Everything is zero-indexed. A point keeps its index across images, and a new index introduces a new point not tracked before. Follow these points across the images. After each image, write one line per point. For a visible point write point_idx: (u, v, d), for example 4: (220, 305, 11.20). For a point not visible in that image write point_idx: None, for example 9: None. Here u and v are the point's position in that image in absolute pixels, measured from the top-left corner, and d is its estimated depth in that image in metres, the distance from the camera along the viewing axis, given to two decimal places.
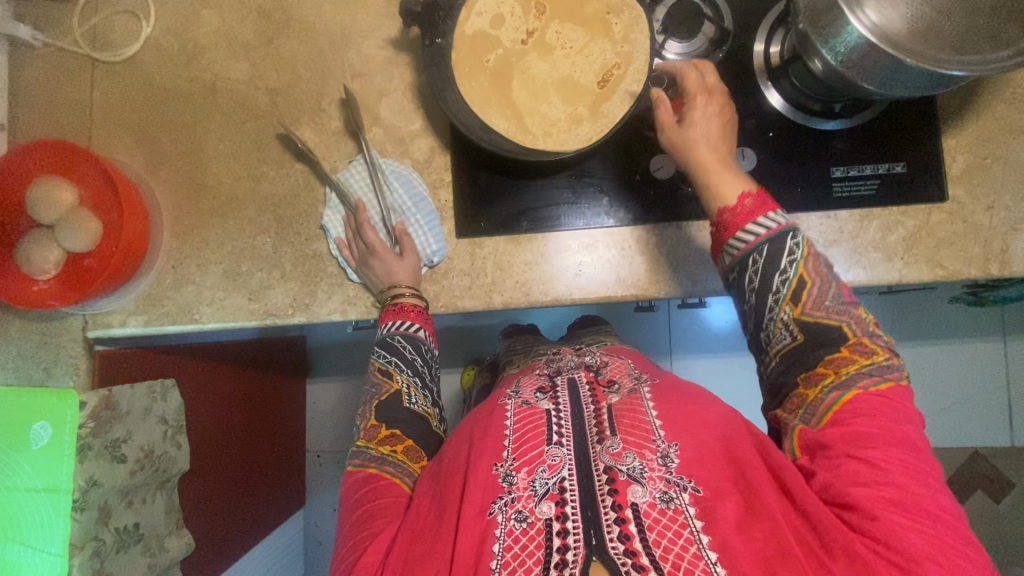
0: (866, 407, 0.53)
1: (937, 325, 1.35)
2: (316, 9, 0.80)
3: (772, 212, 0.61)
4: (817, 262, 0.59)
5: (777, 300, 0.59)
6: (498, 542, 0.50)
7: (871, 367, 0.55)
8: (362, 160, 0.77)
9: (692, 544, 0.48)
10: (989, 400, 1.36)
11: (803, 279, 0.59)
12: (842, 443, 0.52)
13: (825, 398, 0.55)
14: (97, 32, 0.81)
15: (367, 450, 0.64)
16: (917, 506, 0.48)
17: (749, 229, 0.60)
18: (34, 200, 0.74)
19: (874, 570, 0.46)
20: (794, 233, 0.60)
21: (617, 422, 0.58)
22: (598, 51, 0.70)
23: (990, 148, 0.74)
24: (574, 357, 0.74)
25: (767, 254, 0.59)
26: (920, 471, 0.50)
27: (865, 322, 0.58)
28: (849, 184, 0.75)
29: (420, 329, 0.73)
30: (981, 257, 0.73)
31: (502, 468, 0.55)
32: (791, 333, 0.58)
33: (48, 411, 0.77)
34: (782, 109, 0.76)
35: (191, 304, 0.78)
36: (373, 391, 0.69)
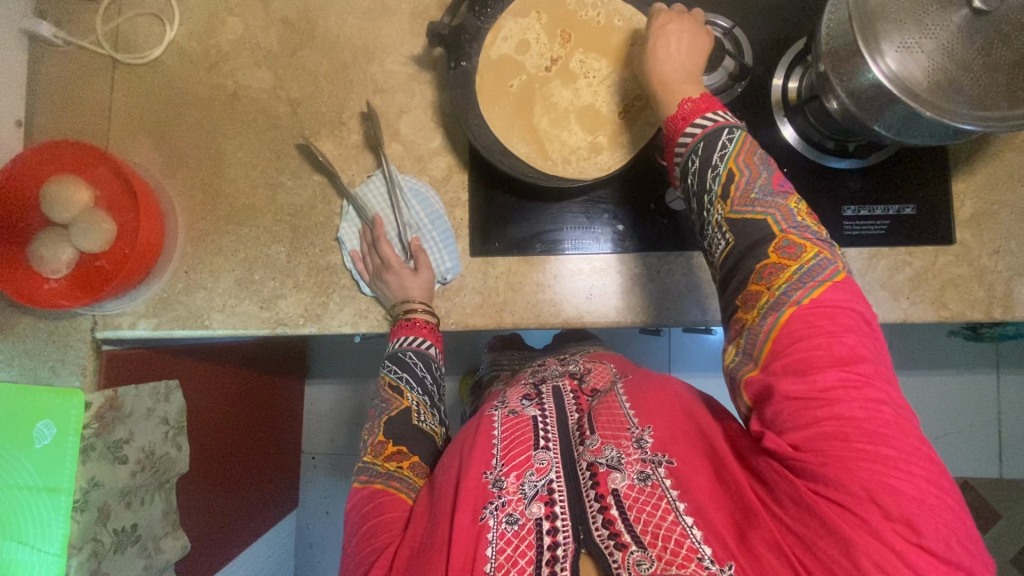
0: (802, 322, 0.50)
1: (933, 356, 1.37)
2: (342, 23, 0.80)
3: (719, 110, 0.60)
4: (750, 155, 0.56)
5: (710, 200, 0.57)
6: (492, 545, 0.49)
7: (802, 270, 0.52)
8: (381, 175, 0.78)
9: (670, 513, 0.49)
10: (981, 432, 1.38)
11: (735, 172, 0.56)
12: (778, 372, 0.49)
13: (763, 318, 0.51)
14: (120, 32, 0.81)
15: (372, 466, 0.62)
16: (859, 434, 0.45)
17: (688, 131, 0.59)
18: (49, 198, 0.74)
19: (819, 513, 0.44)
20: (730, 129, 0.58)
21: (594, 420, 0.59)
22: (621, 82, 0.71)
23: (997, 195, 0.76)
24: (559, 366, 0.74)
25: (700, 155, 0.58)
26: (862, 395, 0.47)
27: (795, 217, 0.54)
28: (860, 223, 0.76)
29: (431, 346, 0.73)
30: (984, 300, 0.74)
31: (491, 474, 0.54)
32: (724, 234, 0.56)
33: (50, 410, 0.77)
34: (795, 143, 0.77)
35: (203, 309, 0.78)
36: (382, 406, 0.68)
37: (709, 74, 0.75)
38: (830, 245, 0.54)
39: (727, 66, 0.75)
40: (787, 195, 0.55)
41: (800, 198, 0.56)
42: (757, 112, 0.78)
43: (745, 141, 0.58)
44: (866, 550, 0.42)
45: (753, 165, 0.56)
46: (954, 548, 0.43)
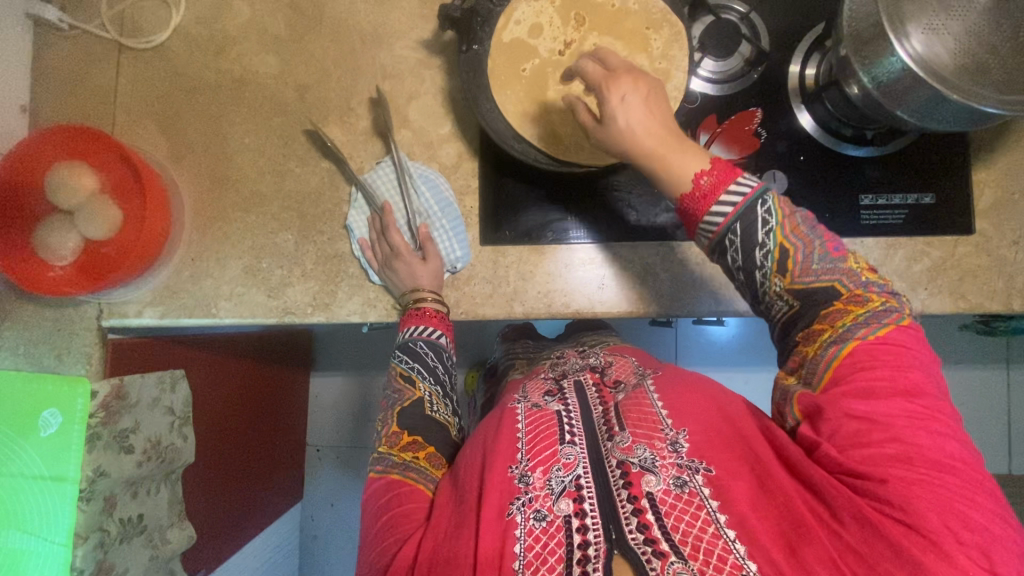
0: (867, 357, 0.50)
1: (943, 351, 1.36)
2: (351, 7, 0.79)
3: (739, 178, 0.54)
4: (794, 223, 0.54)
5: (764, 274, 0.54)
6: (519, 542, 0.48)
7: (868, 313, 0.51)
8: (390, 161, 0.77)
9: (710, 525, 0.47)
10: (991, 428, 1.37)
11: (787, 245, 0.53)
12: (839, 396, 0.49)
13: (826, 356, 0.51)
14: (126, 16, 0.80)
15: (388, 457, 0.61)
16: (923, 457, 0.45)
17: (715, 211, 0.54)
18: (55, 185, 0.74)
19: (886, 533, 0.43)
20: (766, 196, 0.54)
21: (624, 417, 0.57)
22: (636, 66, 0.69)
23: (1018, 184, 0.74)
24: (578, 359, 0.73)
25: (741, 232, 0.53)
26: (924, 420, 0.47)
27: (857, 270, 0.54)
28: (877, 212, 0.75)
29: (442, 335, 0.72)
30: (1004, 291, 0.73)
31: (517, 469, 0.53)
32: (786, 301, 0.54)
33: (55, 399, 0.76)
34: (812, 131, 0.75)
35: (209, 298, 0.77)
36: (395, 397, 0.67)
37: (724, 60, 0.75)
38: (896, 294, 0.54)
39: (744, 52, 0.75)
40: (846, 259, 0.53)
41: (853, 252, 0.55)
42: (774, 98, 0.76)
43: (784, 205, 0.54)
44: (935, 573, 0.41)
45: (801, 230, 0.53)
46: None
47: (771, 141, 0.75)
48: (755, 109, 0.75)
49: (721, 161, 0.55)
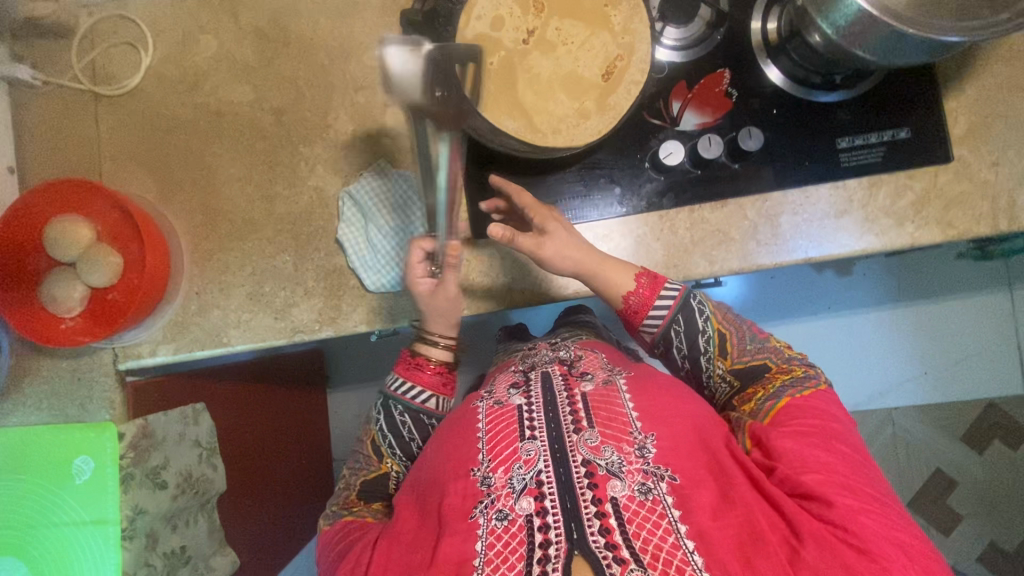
0: (800, 407, 0.62)
1: (942, 283, 1.37)
2: (314, 26, 0.80)
3: (664, 286, 0.70)
4: (725, 316, 0.72)
5: (709, 357, 0.70)
6: (481, 540, 0.53)
7: (792, 379, 0.66)
8: (375, 171, 0.78)
9: (671, 534, 0.51)
10: (1000, 351, 1.38)
11: (721, 331, 0.70)
12: (786, 433, 0.59)
13: (762, 409, 0.64)
14: (97, 66, 0.81)
15: (338, 511, 0.71)
16: (859, 486, 0.55)
17: (655, 309, 0.70)
18: (53, 240, 0.75)
19: (837, 551, 0.51)
20: (696, 296, 0.71)
21: (594, 415, 0.60)
22: (600, 44, 0.71)
23: (991, 107, 0.75)
24: (549, 352, 0.77)
25: (683, 323, 0.70)
26: (853, 459, 0.58)
27: (782, 351, 0.70)
28: (856, 153, 0.76)
29: (431, 398, 0.75)
30: (989, 214, 0.74)
31: (479, 471, 0.58)
32: (728, 381, 0.70)
33: (85, 447, 0.79)
34: (781, 84, 0.76)
35: (219, 328, 0.79)
36: (363, 465, 0.75)
37: (686, 25, 0.76)
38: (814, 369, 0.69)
39: (704, 16, 0.77)
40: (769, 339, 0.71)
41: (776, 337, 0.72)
42: (739, 56, 0.77)
43: (711, 302, 0.72)
44: None
45: (728, 321, 0.71)
46: None
47: (743, 99, 0.77)
48: (723, 70, 0.77)
49: (645, 274, 0.71)
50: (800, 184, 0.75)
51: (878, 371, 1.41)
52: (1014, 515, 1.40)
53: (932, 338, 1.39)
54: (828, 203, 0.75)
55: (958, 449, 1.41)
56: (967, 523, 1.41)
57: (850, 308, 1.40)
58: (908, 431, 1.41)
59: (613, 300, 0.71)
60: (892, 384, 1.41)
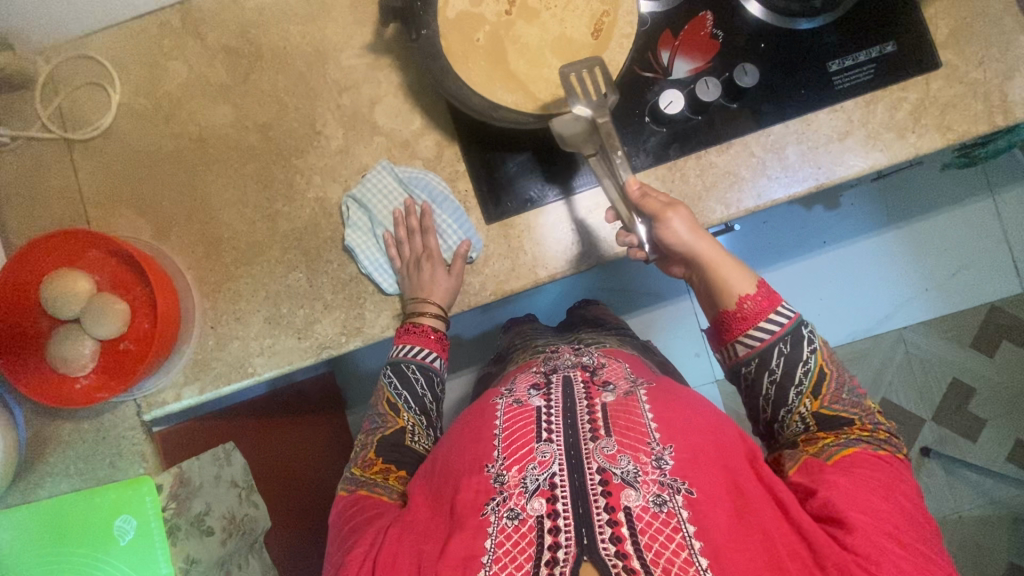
0: (865, 461, 0.60)
1: (928, 199, 1.41)
2: (285, 34, 0.78)
3: (778, 307, 0.66)
4: (830, 354, 0.67)
5: (800, 392, 0.65)
6: (490, 538, 0.53)
7: (871, 438, 0.63)
8: (384, 168, 0.76)
9: (684, 549, 0.51)
10: (995, 255, 1.41)
11: (823, 369, 0.66)
12: (836, 476, 0.58)
13: (826, 453, 0.62)
14: (65, 111, 0.77)
15: (359, 477, 0.68)
16: (907, 541, 0.55)
17: (763, 326, 0.65)
18: (53, 297, 0.72)
19: None
20: (806, 325, 0.66)
21: (612, 423, 0.59)
22: (583, 3, 0.70)
23: (966, 8, 0.77)
24: (573, 357, 0.76)
25: (789, 347, 0.65)
26: (912, 514, 0.57)
27: (872, 412, 0.66)
28: (847, 74, 0.76)
29: (436, 357, 0.75)
30: (985, 112, 0.76)
31: (493, 468, 0.57)
32: (807, 424, 0.65)
33: (124, 505, 0.75)
34: (763, 17, 0.76)
35: (242, 358, 0.76)
36: (378, 423, 0.72)
37: None
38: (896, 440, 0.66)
39: None
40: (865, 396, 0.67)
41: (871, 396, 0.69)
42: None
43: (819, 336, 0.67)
44: None
45: (833, 360, 0.67)
46: None
47: (729, 38, 0.77)
48: (705, 13, 0.76)
49: (765, 286, 0.67)
50: (799, 113, 0.76)
51: (883, 295, 1.43)
52: None
53: (929, 253, 1.42)
54: (830, 127, 0.76)
55: (970, 356, 1.44)
56: (991, 427, 1.44)
57: (846, 238, 1.42)
58: (921, 347, 1.44)
59: (726, 298, 0.67)
60: (898, 304, 1.43)
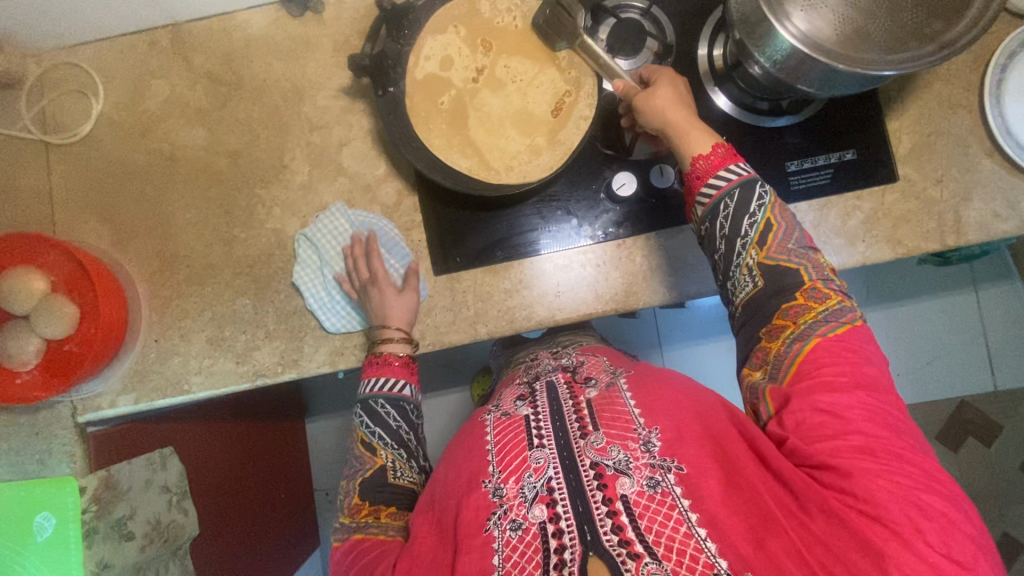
0: (825, 352, 0.57)
1: (909, 285, 1.40)
2: (267, 68, 0.80)
3: (734, 163, 0.64)
4: (782, 208, 0.64)
5: (744, 244, 0.62)
6: (498, 554, 0.52)
7: (826, 313, 0.59)
8: (336, 212, 0.78)
9: (682, 524, 0.50)
10: (970, 350, 1.40)
11: (771, 222, 0.63)
12: (807, 390, 0.55)
13: (790, 351, 0.58)
14: (47, 114, 0.80)
15: (349, 523, 0.65)
16: (892, 451, 0.51)
17: (714, 180, 0.64)
18: (5, 291, 0.74)
19: (850, 525, 0.49)
20: (760, 182, 0.64)
21: (598, 417, 0.59)
22: (548, 80, 0.75)
23: (932, 125, 0.77)
24: (551, 361, 0.78)
25: (736, 201, 0.63)
26: (898, 425, 0.53)
27: (823, 266, 0.63)
28: (805, 176, 0.78)
29: (405, 386, 0.71)
30: (937, 230, 0.76)
31: (490, 483, 0.56)
32: (753, 279, 0.62)
33: (46, 502, 0.78)
34: (730, 110, 0.78)
35: (179, 375, 0.78)
36: (358, 466, 0.68)
37: (635, 57, 0.76)
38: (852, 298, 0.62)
39: (652, 47, 0.77)
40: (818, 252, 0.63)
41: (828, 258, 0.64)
42: (686, 83, 0.79)
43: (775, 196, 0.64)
44: (900, 560, 0.47)
45: (786, 215, 0.63)
46: (980, 561, 0.48)
47: None
48: None
49: (721, 146, 0.65)
50: None
51: None
52: (993, 515, 1.40)
53: (904, 340, 1.41)
54: None
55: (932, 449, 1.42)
56: None
57: None
58: None
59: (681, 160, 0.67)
60: None
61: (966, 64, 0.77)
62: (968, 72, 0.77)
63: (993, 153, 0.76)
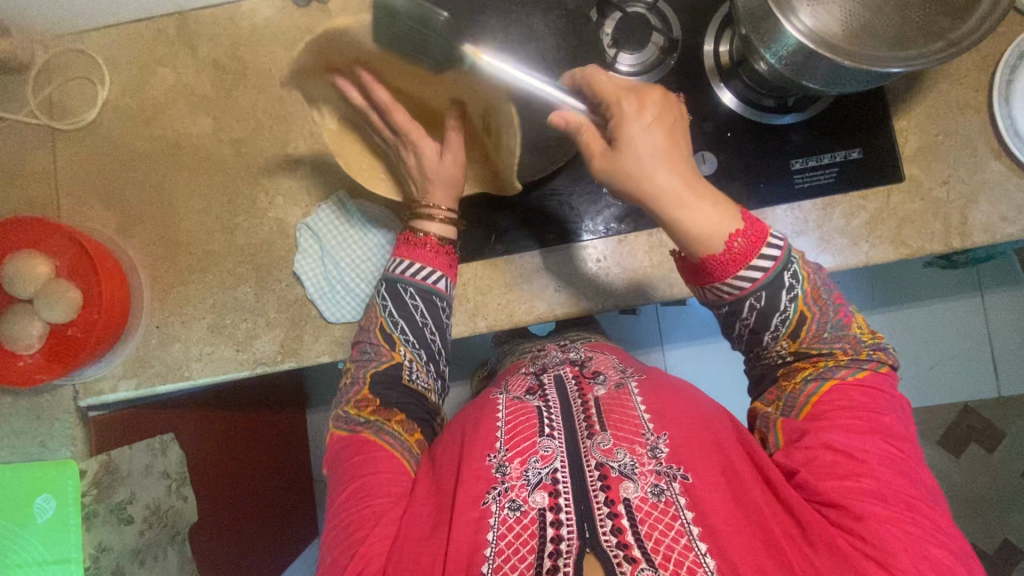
0: (841, 395, 0.58)
1: (916, 288, 1.38)
2: (272, 57, 0.80)
3: (764, 246, 0.56)
4: (816, 289, 0.59)
5: (775, 337, 0.60)
6: (493, 531, 0.51)
7: (851, 362, 0.60)
8: (338, 204, 0.78)
9: (683, 535, 0.50)
10: (975, 354, 1.39)
11: (803, 314, 0.59)
12: (829, 425, 0.56)
13: (806, 390, 0.59)
14: (53, 100, 0.81)
15: (356, 418, 0.65)
16: (901, 496, 0.52)
17: (741, 276, 0.56)
18: (13, 275, 0.75)
19: (854, 563, 0.49)
20: (791, 263, 0.57)
21: (606, 417, 0.59)
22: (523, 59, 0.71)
23: (939, 126, 0.77)
24: (559, 353, 0.79)
25: (762, 301, 0.58)
26: (915, 481, 0.54)
27: (858, 337, 0.61)
28: (809, 174, 0.77)
29: (442, 278, 0.70)
30: (942, 232, 0.75)
31: (495, 459, 0.56)
32: (783, 356, 0.62)
33: (47, 485, 0.79)
34: (736, 107, 0.78)
35: (180, 361, 0.78)
36: (373, 356, 0.69)
37: (640, 51, 0.77)
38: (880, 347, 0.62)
39: (657, 42, 0.77)
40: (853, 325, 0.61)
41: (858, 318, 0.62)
42: (692, 79, 0.78)
43: (806, 267, 0.59)
44: None
45: (819, 300, 0.60)
46: None
47: (697, 122, 0.78)
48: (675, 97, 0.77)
49: (742, 236, 0.55)
50: (756, 206, 0.77)
51: None
52: (992, 520, 1.40)
53: (908, 343, 1.40)
54: (785, 223, 0.77)
55: (933, 453, 1.42)
56: None
57: None
58: None
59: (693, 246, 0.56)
60: None
61: (976, 64, 0.76)
62: (978, 72, 0.76)
63: (1001, 155, 0.75)
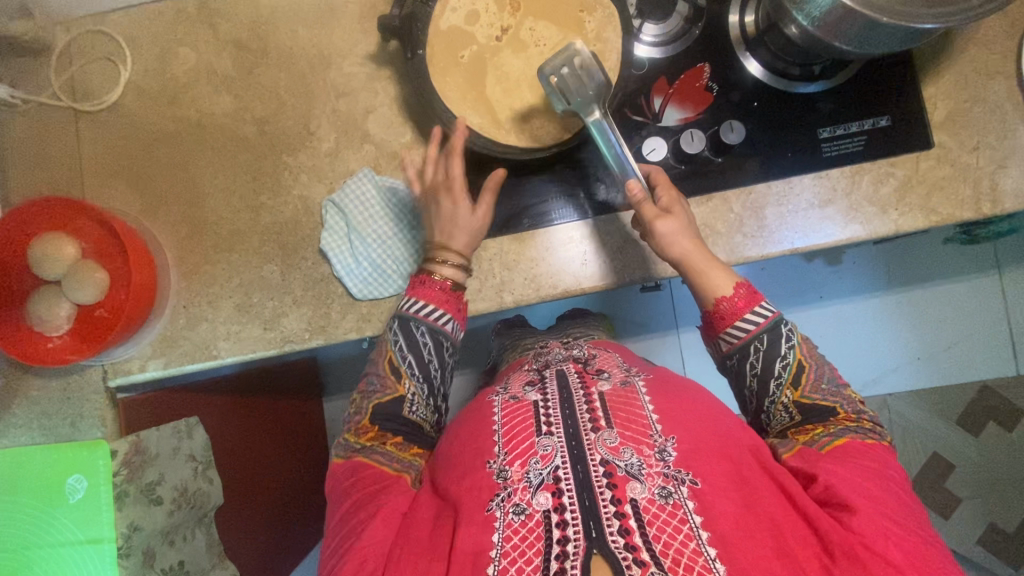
0: (853, 449, 0.59)
1: (933, 267, 1.37)
2: (293, 35, 0.80)
3: (760, 303, 0.66)
4: (809, 348, 0.67)
5: (779, 384, 0.65)
6: (498, 533, 0.51)
7: (857, 426, 0.62)
8: (364, 177, 0.78)
9: (692, 540, 0.49)
10: (994, 333, 1.37)
11: (802, 363, 0.65)
12: (834, 465, 0.57)
13: (818, 443, 0.60)
14: (76, 82, 0.81)
15: (353, 444, 0.67)
16: (908, 525, 0.53)
17: (748, 318, 0.65)
18: (39, 256, 0.74)
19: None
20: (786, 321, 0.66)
21: (612, 415, 0.58)
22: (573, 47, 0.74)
23: (969, 91, 0.76)
24: (563, 351, 0.78)
25: (765, 343, 0.65)
26: (902, 498, 0.56)
27: (855, 402, 0.65)
28: (837, 142, 0.76)
29: (448, 321, 0.71)
30: (972, 198, 0.74)
31: (495, 464, 0.56)
32: (790, 414, 0.65)
33: (79, 464, 0.77)
34: (762, 77, 0.77)
35: (208, 340, 0.79)
36: (377, 387, 0.70)
37: (664, 20, 0.77)
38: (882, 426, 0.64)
39: (681, 11, 0.78)
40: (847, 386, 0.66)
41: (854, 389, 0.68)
42: (717, 50, 0.78)
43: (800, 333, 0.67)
44: None
45: (813, 355, 0.66)
46: None
47: (723, 92, 0.78)
48: (703, 65, 0.78)
49: (744, 286, 0.67)
50: (783, 175, 0.76)
51: (873, 357, 1.39)
52: (1014, 499, 1.39)
53: (926, 323, 1.39)
54: (811, 193, 0.76)
55: (954, 433, 1.41)
56: (964, 507, 1.40)
57: (847, 297, 1.39)
58: (905, 416, 1.40)
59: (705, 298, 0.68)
60: (886, 371, 1.40)
61: (1003, 28, 0.76)
62: (1005, 37, 0.76)
63: None
